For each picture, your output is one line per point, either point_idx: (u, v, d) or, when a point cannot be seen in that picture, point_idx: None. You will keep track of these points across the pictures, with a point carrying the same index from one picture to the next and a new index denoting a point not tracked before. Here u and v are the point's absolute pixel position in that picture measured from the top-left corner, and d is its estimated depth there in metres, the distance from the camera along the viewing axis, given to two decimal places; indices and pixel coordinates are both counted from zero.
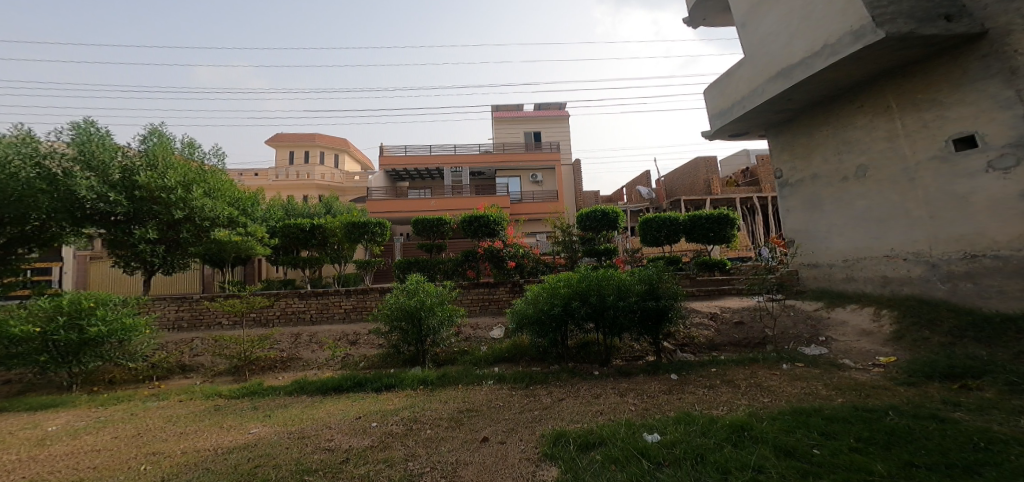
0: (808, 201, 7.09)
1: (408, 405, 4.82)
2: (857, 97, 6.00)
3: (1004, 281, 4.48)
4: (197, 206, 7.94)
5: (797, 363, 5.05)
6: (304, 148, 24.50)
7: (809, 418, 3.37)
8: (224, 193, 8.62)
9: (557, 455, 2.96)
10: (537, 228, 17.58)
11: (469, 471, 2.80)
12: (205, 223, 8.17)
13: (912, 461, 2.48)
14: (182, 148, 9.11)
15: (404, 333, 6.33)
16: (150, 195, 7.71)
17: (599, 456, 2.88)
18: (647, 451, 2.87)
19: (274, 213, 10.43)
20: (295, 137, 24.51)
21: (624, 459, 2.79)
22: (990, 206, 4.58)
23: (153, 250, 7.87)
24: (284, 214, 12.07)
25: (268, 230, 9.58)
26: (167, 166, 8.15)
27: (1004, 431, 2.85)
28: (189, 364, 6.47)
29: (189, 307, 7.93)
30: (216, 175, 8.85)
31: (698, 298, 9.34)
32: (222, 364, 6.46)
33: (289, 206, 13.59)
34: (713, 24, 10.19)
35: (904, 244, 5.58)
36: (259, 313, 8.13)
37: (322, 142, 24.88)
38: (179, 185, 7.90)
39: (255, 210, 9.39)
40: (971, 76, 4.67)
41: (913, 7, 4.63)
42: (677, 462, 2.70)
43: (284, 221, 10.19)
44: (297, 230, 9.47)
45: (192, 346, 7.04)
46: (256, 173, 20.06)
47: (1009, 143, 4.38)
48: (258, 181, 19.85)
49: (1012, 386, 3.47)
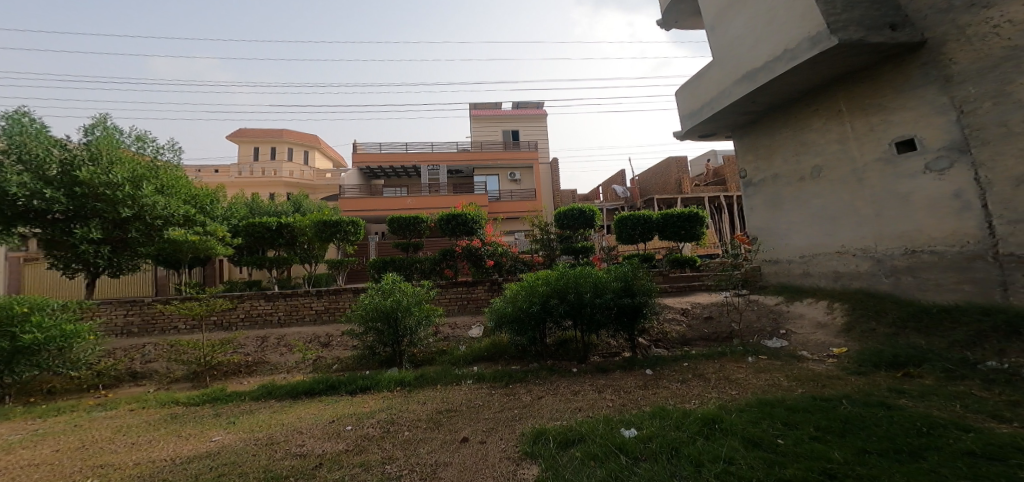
0: (770, 200, 7.40)
1: (384, 407, 4.76)
2: (813, 101, 6.30)
3: (940, 275, 4.82)
4: (148, 204, 7.46)
5: (761, 355, 5.29)
6: (270, 143, 23.65)
7: (773, 409, 3.54)
8: (178, 190, 8.15)
9: (538, 453, 2.99)
10: (515, 226, 17.58)
11: (449, 472, 2.79)
12: (157, 221, 7.71)
13: (865, 448, 2.64)
14: (131, 142, 8.65)
15: (379, 334, 6.22)
16: (93, 192, 7.20)
17: (578, 453, 2.93)
18: (624, 446, 2.94)
19: (235, 211, 10.00)
20: (260, 133, 23.56)
21: (603, 455, 2.84)
22: (928, 205, 4.91)
23: (97, 251, 7.38)
24: (248, 212, 11.61)
25: (230, 229, 9.19)
26: (113, 161, 7.66)
27: (943, 417, 3.07)
28: (141, 371, 6.17)
29: (140, 311, 7.53)
30: (169, 172, 8.37)
31: (671, 294, 9.62)
32: (178, 370, 6.16)
33: (256, 204, 13.10)
34: (684, 26, 10.44)
35: (853, 240, 5.91)
36: (222, 316, 7.80)
37: (290, 137, 24.12)
38: (127, 181, 7.40)
39: (215, 208, 8.96)
40: (911, 83, 4.97)
41: (863, 17, 4.90)
42: (653, 456, 2.78)
43: (247, 219, 9.79)
44: (262, 229, 9.16)
45: (143, 353, 6.70)
46: (218, 169, 19.07)
47: (944, 146, 4.70)
48: (219, 178, 18.86)
49: (949, 373, 3.74)
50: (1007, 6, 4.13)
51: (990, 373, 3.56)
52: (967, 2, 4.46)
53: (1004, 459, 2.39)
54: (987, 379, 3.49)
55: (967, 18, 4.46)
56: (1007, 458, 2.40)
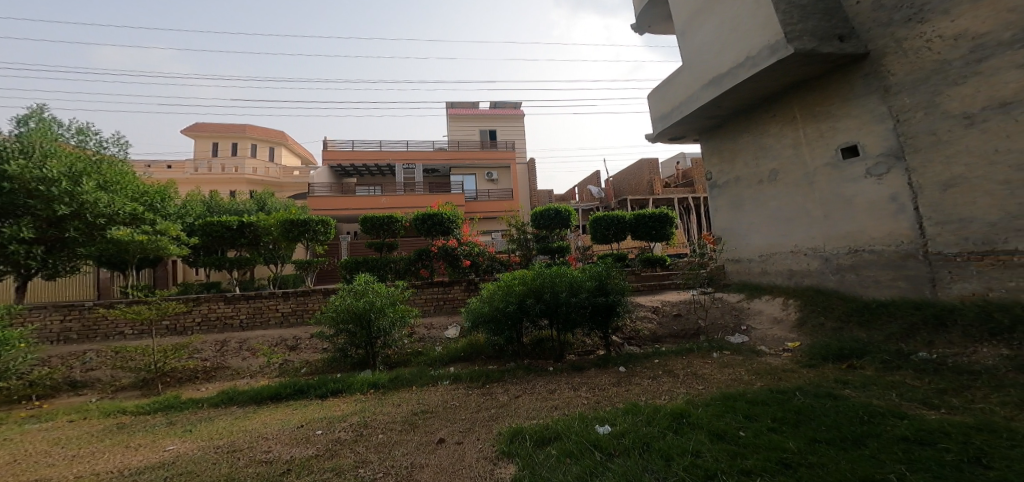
0: (733, 202, 7.71)
1: (357, 410, 4.67)
2: (771, 107, 6.61)
3: (879, 272, 5.16)
4: (89, 201, 6.92)
5: (725, 351, 5.51)
6: (233, 139, 22.74)
7: (736, 402, 3.70)
8: (124, 187, 7.71)
9: (515, 452, 3.02)
10: (492, 226, 17.57)
11: (425, 473, 2.79)
12: (101, 220, 7.16)
13: (816, 437, 2.81)
14: (70, 135, 8.10)
15: (351, 335, 6.09)
16: (23, 188, 6.51)
17: (554, 450, 2.98)
18: (599, 443, 3.01)
19: (190, 211, 9.57)
20: (221, 128, 22.64)
21: (578, 452, 2.90)
22: (868, 207, 5.25)
23: (28, 252, 6.67)
24: (204, 211, 11.18)
25: (184, 228, 8.82)
26: (46, 154, 7.01)
27: (881, 405, 3.29)
28: (81, 380, 5.84)
29: (80, 317, 7.09)
30: (114, 167, 7.90)
31: (642, 293, 9.88)
32: (125, 378, 5.84)
33: (213, 202, 12.55)
34: (656, 31, 10.71)
35: (804, 240, 6.24)
36: (174, 320, 7.41)
37: (254, 134, 23.28)
38: (64, 176, 6.79)
39: (166, 206, 8.57)
40: (856, 92, 5.30)
41: (816, 28, 5.18)
42: (626, 452, 2.86)
43: (202, 218, 9.41)
44: (220, 228, 8.70)
45: (84, 360, 6.33)
46: (169, 166, 18.21)
47: (882, 152, 5.04)
48: (171, 174, 17.91)
49: (886, 364, 4.01)
50: (938, 22, 4.44)
51: (922, 363, 3.85)
52: (904, 17, 4.76)
53: (933, 443, 2.59)
54: (920, 369, 3.77)
55: (904, 32, 4.76)
56: (935, 442, 2.60)
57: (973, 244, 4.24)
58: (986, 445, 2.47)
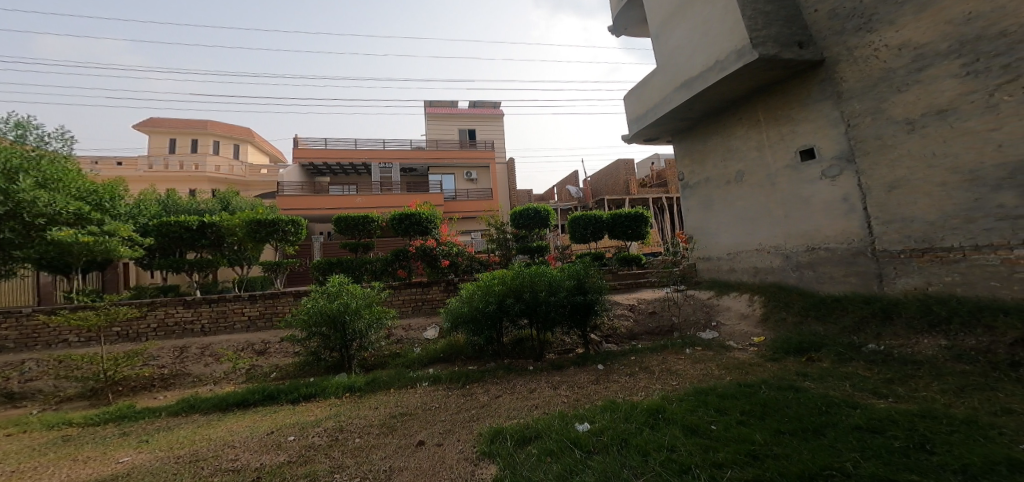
0: (703, 201, 7.92)
1: (332, 415, 4.54)
2: (737, 110, 6.83)
3: (833, 269, 5.41)
4: (28, 200, 6.39)
5: (697, 347, 5.65)
6: (193, 136, 21.82)
7: (707, 397, 3.79)
8: (66, 184, 7.18)
9: (495, 452, 3.00)
10: (471, 226, 17.50)
11: (404, 476, 2.75)
12: (40, 220, 6.61)
13: (780, 429, 2.92)
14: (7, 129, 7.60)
15: (325, 338, 5.91)
16: None
17: (534, 449, 2.98)
18: (579, 440, 3.02)
19: (143, 210, 9.07)
20: (180, 124, 21.78)
21: (558, 450, 2.91)
22: (824, 207, 5.49)
23: None
24: (159, 210, 10.66)
25: (137, 228, 8.26)
26: None
27: (837, 396, 3.44)
28: (19, 392, 5.45)
29: (18, 325, 6.63)
30: (55, 164, 7.41)
31: (619, 291, 10.04)
32: (70, 389, 5.49)
33: (170, 201, 11.97)
34: (631, 33, 10.90)
35: (767, 239, 6.48)
36: (126, 326, 7.00)
37: (217, 130, 22.43)
38: None
39: (116, 205, 7.97)
40: (813, 98, 5.54)
41: (778, 34, 5.39)
42: (605, 448, 2.89)
43: (157, 218, 8.86)
44: (178, 228, 8.30)
45: (24, 370, 5.92)
46: (120, 163, 17.31)
47: (836, 155, 5.28)
48: (121, 171, 16.98)
49: (841, 356, 4.21)
50: (885, 31, 4.68)
51: (871, 354, 4.06)
52: (855, 26, 5.00)
53: (883, 431, 2.73)
54: (869, 360, 3.98)
55: (855, 41, 5.00)
56: (885, 430, 2.73)
57: (915, 242, 4.52)
58: (929, 431, 2.61)
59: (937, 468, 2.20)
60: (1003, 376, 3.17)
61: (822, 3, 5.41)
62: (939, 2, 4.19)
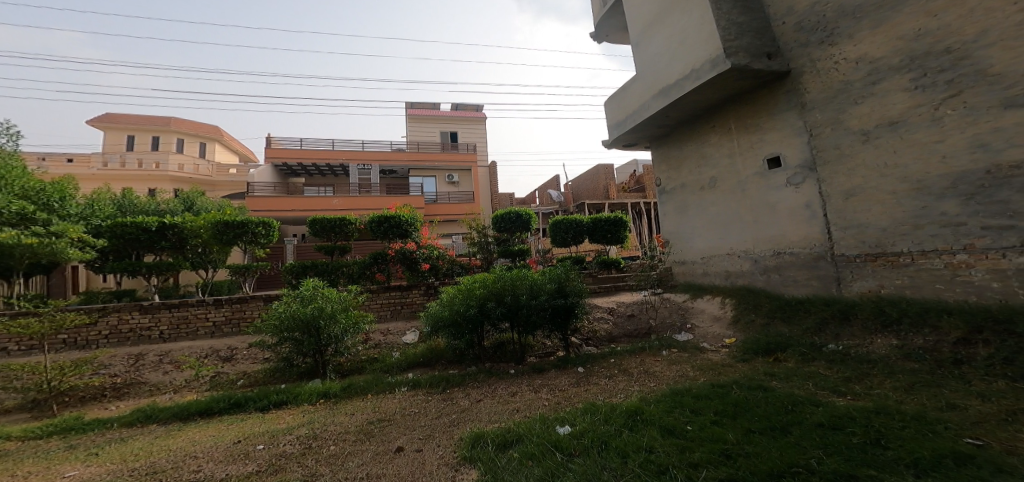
0: (679, 207, 8.09)
1: (304, 422, 4.37)
2: (710, 118, 7.03)
3: (797, 272, 5.61)
4: None
5: (673, 348, 5.74)
6: (152, 133, 20.93)
7: (683, 398, 3.85)
8: (9, 182, 6.72)
9: (476, 457, 2.95)
10: (452, 229, 17.39)
11: None
12: None
13: (751, 428, 2.98)
14: None
15: (297, 344, 5.68)
16: None
17: (516, 453, 2.95)
18: (560, 443, 3.00)
19: (94, 211, 8.58)
20: (141, 120, 20.83)
21: (540, 453, 2.89)
22: (789, 213, 5.69)
23: None
24: (115, 212, 10.02)
25: (88, 230, 7.81)
26: None
27: (801, 394, 3.55)
28: None
29: None
30: None
31: (599, 294, 10.11)
32: (10, 400, 5.10)
33: (126, 202, 11.36)
34: (613, 40, 11.08)
35: (737, 243, 6.67)
36: (75, 334, 6.59)
37: (179, 127, 21.61)
38: None
39: (65, 206, 7.52)
40: (779, 108, 5.74)
41: (749, 45, 5.57)
42: (585, 451, 2.87)
43: (110, 219, 8.41)
44: (135, 230, 7.93)
45: None
46: (71, 159, 16.31)
47: (800, 164, 5.49)
48: (71, 169, 16.02)
49: (804, 355, 4.35)
50: (844, 45, 4.90)
51: (831, 353, 4.22)
52: (819, 39, 5.21)
53: (843, 428, 2.81)
54: (830, 359, 4.13)
55: (817, 54, 5.22)
56: (844, 426, 2.82)
57: (869, 246, 4.74)
58: (883, 427, 2.71)
59: (890, 462, 2.27)
60: (948, 373, 3.34)
61: (789, 15, 5.60)
62: (893, 19, 4.40)
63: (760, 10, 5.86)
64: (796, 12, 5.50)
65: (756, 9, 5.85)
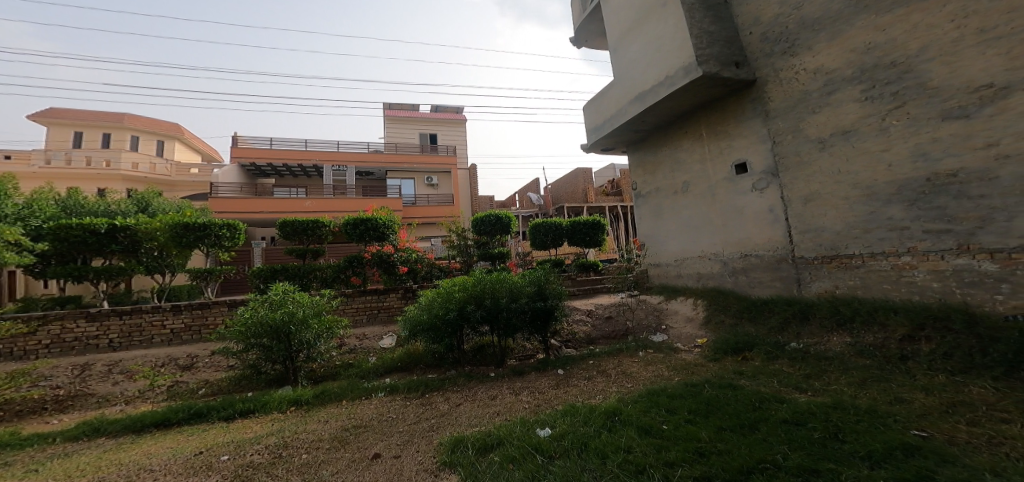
0: (654, 210, 8.24)
1: (274, 431, 4.18)
2: (683, 124, 7.20)
3: (762, 274, 5.80)
4: None
5: (649, 349, 5.81)
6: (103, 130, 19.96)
7: (659, 397, 3.88)
8: None
9: (457, 461, 2.89)
10: (432, 232, 17.19)
11: None
12: None
13: (722, 425, 3.03)
14: None
15: (266, 351, 5.42)
16: None
17: (497, 457, 2.89)
18: (540, 446, 2.97)
19: (34, 212, 8.01)
20: (94, 116, 19.92)
21: (520, 456, 2.85)
22: (755, 217, 5.88)
23: None
24: (57, 211, 9.50)
25: (28, 232, 7.28)
26: None
27: (767, 391, 3.64)
28: None
29: None
30: None
31: (578, 296, 10.18)
32: None
33: (72, 203, 10.73)
34: (592, 45, 11.23)
35: (708, 246, 6.84)
36: (12, 343, 6.13)
37: (137, 124, 20.48)
38: None
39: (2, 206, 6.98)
40: (746, 115, 5.94)
41: (719, 53, 5.75)
42: (566, 453, 2.85)
43: (52, 220, 7.84)
44: (82, 232, 7.44)
45: None
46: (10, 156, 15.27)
47: (765, 170, 5.68)
48: (11, 166, 14.97)
49: (770, 354, 4.49)
50: (804, 56, 5.11)
51: (794, 351, 4.37)
52: (781, 50, 5.41)
53: (805, 423, 2.89)
54: (792, 357, 4.27)
55: (780, 64, 5.43)
56: (806, 422, 2.90)
57: (826, 249, 4.96)
58: (840, 421, 2.80)
59: (847, 456, 2.35)
60: (896, 368, 3.51)
61: (755, 26, 5.79)
62: (847, 32, 4.62)
63: (729, 20, 6.04)
64: (762, 23, 5.70)
65: (726, 18, 6.03)
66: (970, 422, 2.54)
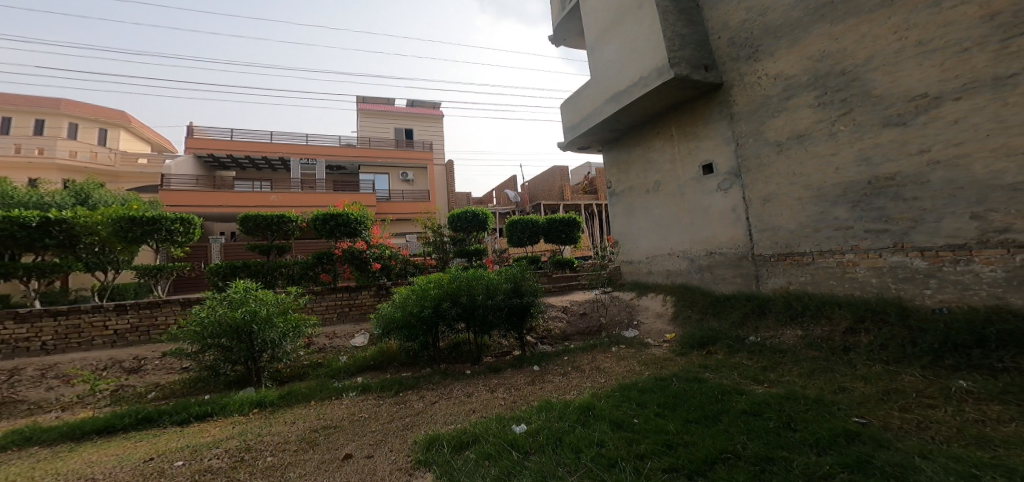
0: (627, 209, 8.39)
1: (234, 434, 3.99)
2: (655, 125, 7.35)
3: (725, 271, 6.02)
4: None
5: (621, 345, 5.93)
6: (33, 116, 18.56)
7: (630, 392, 3.95)
8: None
9: (431, 460, 2.84)
10: (406, 228, 16.91)
11: None
12: None
13: (688, 418, 3.11)
14: None
15: (225, 351, 5.15)
16: None
17: (473, 454, 2.87)
18: (516, 442, 2.96)
19: None
20: (24, 102, 18.48)
21: (496, 453, 2.83)
22: (719, 216, 6.09)
23: None
24: None
25: None
26: None
27: (728, 383, 3.78)
28: None
29: None
30: None
31: (554, 293, 10.26)
32: None
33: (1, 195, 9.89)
34: (569, 44, 11.28)
35: (676, 244, 7.03)
36: None
37: (72, 110, 19.20)
38: None
39: None
40: (712, 117, 6.12)
41: (689, 56, 5.89)
42: (541, 448, 2.86)
43: None
44: (7, 226, 6.56)
45: None
46: None
47: (729, 171, 5.87)
48: None
49: (731, 347, 4.67)
50: (766, 62, 5.31)
51: (752, 345, 4.56)
52: (746, 55, 5.60)
53: (762, 414, 3.02)
54: (750, 351, 4.45)
55: (744, 69, 5.62)
56: (762, 412, 3.03)
57: (781, 247, 5.20)
58: (793, 411, 2.94)
59: (798, 443, 2.46)
60: (840, 359, 3.73)
61: (723, 30, 5.96)
62: (804, 40, 4.83)
63: (699, 23, 6.19)
64: (729, 27, 5.86)
65: (696, 22, 6.18)
66: (902, 409, 2.73)
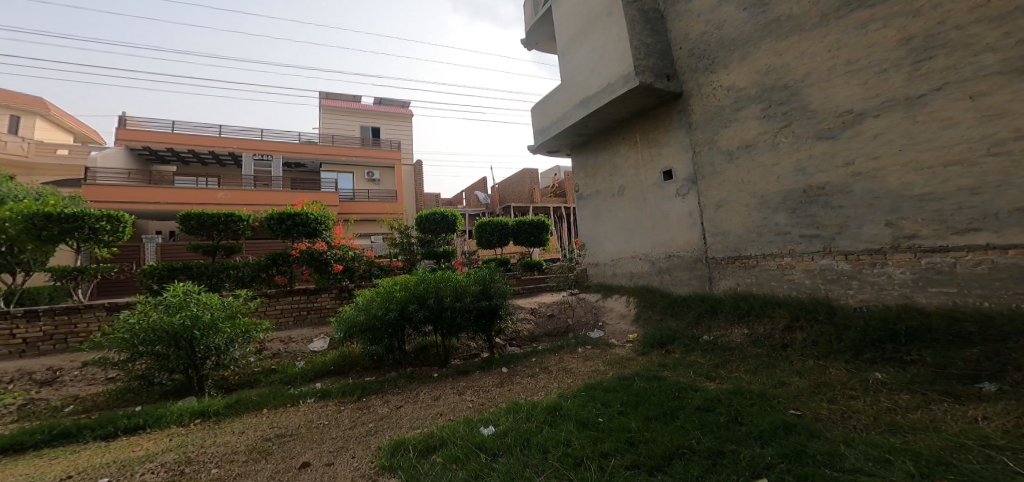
0: (593, 212, 8.57)
1: (172, 447, 3.70)
2: (620, 131, 7.56)
3: (682, 273, 6.28)
4: None
5: (587, 345, 6.04)
6: None
7: (595, 391, 4.02)
8: None
9: (396, 465, 2.75)
10: (371, 229, 16.44)
11: None
12: None
13: (648, 415, 3.21)
14: None
15: (160, 359, 4.76)
16: None
17: (440, 458, 2.80)
18: (483, 444, 2.92)
19: None
20: None
21: (463, 456, 2.79)
22: (678, 220, 6.34)
23: None
24: None
25: None
26: None
27: (685, 380, 3.93)
28: None
29: None
30: None
31: (523, 295, 10.31)
32: None
33: None
34: (541, 48, 11.40)
35: (639, 247, 7.25)
36: None
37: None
38: None
39: None
40: (672, 125, 6.38)
41: (653, 65, 6.12)
42: (509, 450, 2.84)
43: None
44: None
45: None
46: None
47: (687, 177, 6.13)
48: None
49: (687, 346, 4.86)
50: (720, 74, 5.61)
51: (706, 343, 4.77)
52: (703, 66, 5.88)
53: (714, 409, 3.16)
54: (704, 349, 4.66)
55: (701, 80, 5.91)
56: (714, 407, 3.17)
57: (730, 250, 5.50)
58: (739, 405, 3.10)
59: (745, 436, 2.59)
60: (780, 355, 3.98)
61: (684, 42, 6.23)
62: (754, 55, 5.14)
63: (662, 34, 6.44)
64: (690, 39, 6.14)
65: (660, 32, 6.42)
66: (830, 400, 2.94)
